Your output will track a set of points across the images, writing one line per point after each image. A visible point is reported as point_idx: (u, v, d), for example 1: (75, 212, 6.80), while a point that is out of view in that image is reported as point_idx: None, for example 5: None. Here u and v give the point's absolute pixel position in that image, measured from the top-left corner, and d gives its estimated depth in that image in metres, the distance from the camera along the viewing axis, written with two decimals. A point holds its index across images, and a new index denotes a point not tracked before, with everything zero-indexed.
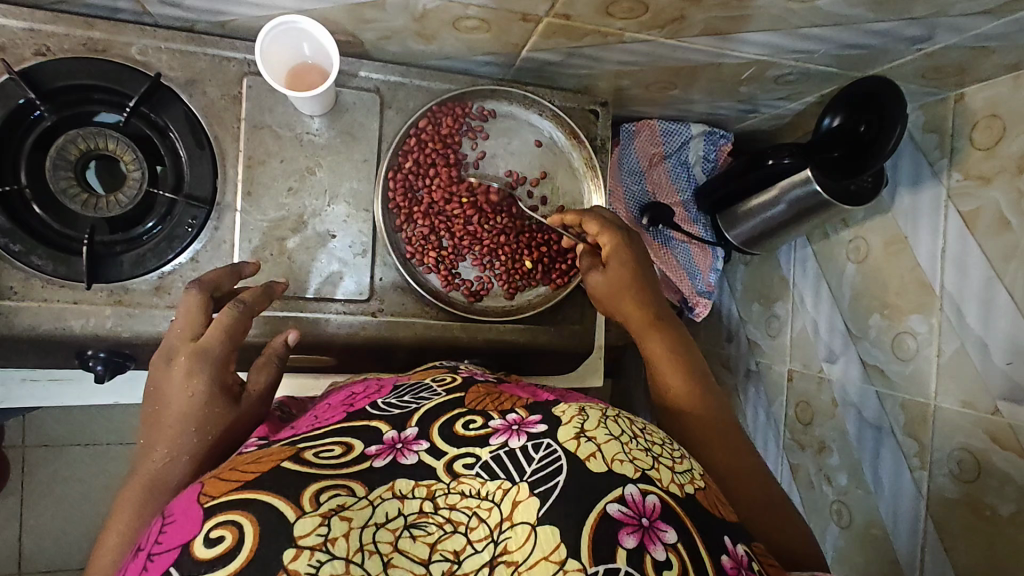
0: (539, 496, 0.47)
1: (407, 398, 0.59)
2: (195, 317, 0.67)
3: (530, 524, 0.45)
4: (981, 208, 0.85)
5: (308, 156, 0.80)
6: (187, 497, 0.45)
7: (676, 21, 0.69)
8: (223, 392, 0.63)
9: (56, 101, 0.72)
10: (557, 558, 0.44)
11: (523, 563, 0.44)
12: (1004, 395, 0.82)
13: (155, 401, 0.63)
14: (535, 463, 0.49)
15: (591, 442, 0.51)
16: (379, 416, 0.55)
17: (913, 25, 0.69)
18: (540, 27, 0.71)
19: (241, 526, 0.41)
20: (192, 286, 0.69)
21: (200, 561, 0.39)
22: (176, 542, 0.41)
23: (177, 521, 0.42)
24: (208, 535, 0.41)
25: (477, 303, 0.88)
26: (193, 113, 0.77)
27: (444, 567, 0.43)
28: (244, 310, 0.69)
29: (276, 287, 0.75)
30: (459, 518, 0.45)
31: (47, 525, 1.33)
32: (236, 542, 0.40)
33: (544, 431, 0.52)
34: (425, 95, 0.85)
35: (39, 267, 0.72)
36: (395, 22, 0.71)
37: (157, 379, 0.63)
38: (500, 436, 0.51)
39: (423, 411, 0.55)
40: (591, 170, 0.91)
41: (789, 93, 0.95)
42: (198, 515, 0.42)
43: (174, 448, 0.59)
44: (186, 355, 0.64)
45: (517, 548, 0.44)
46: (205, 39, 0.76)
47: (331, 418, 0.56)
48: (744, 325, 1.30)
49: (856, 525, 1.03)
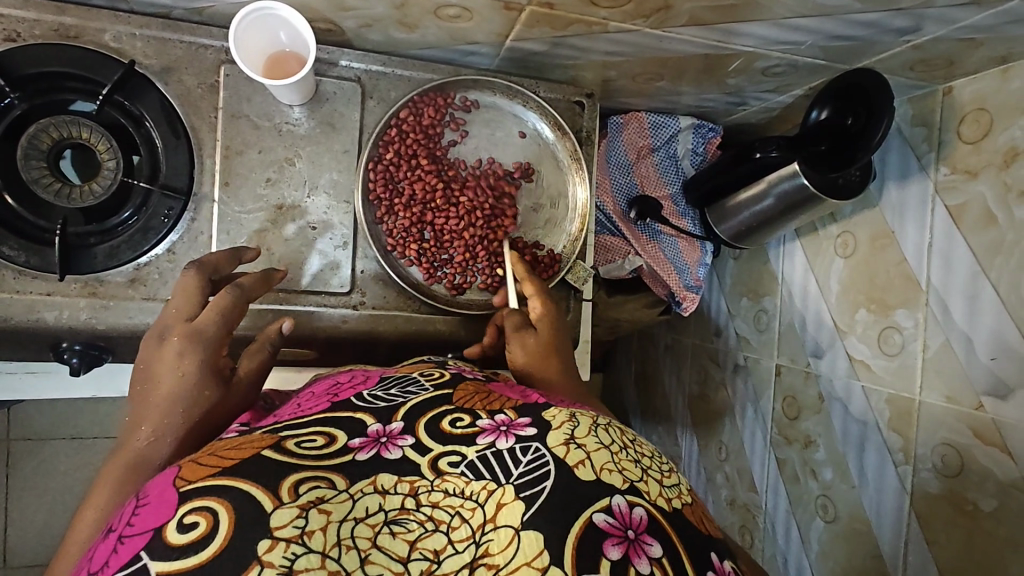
0: (524, 500, 0.46)
1: (394, 391, 0.58)
2: (193, 297, 0.67)
3: (514, 528, 0.45)
4: (968, 203, 0.85)
5: (287, 146, 0.79)
6: (164, 481, 0.45)
7: (660, 11, 0.68)
8: (214, 374, 0.63)
9: (26, 89, 0.70)
10: (539, 565, 0.43)
11: (504, 566, 0.43)
12: (988, 391, 0.82)
13: (145, 380, 0.62)
14: (523, 465, 0.49)
15: (581, 449, 0.50)
16: (365, 408, 0.54)
17: (900, 16, 0.68)
18: (523, 15, 0.70)
19: (216, 513, 0.40)
20: (191, 266, 0.69)
21: (172, 547, 0.39)
22: (149, 526, 0.40)
23: (152, 504, 0.42)
24: (181, 520, 0.40)
25: (459, 296, 0.87)
26: (168, 101, 0.75)
27: (423, 566, 0.42)
28: (240, 293, 0.69)
29: (276, 274, 0.75)
30: (441, 517, 0.45)
31: (30, 518, 1.31)
32: (210, 529, 0.40)
33: (533, 434, 0.51)
34: (408, 84, 0.84)
35: (10, 257, 0.71)
36: (375, 9, 0.70)
37: (148, 359, 0.63)
38: (488, 436, 0.51)
39: (410, 405, 0.54)
40: (576, 161, 0.90)
41: (776, 86, 0.94)
42: (174, 498, 0.42)
43: (160, 426, 0.58)
44: (180, 336, 0.63)
45: (499, 551, 0.44)
46: (180, 26, 0.74)
47: (314, 408, 0.56)
48: (733, 320, 1.29)
49: (841, 520, 1.03)
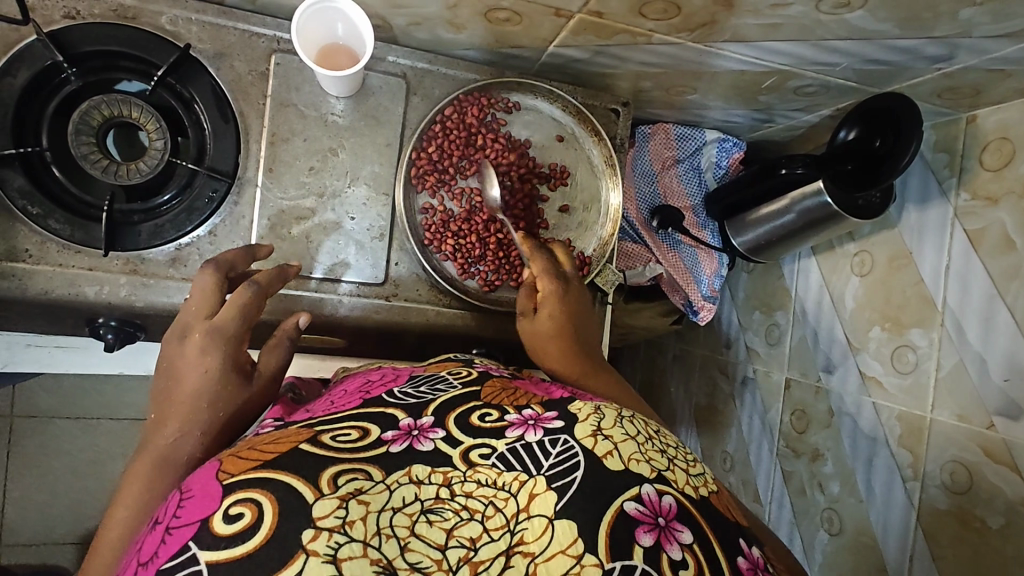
0: (556, 491, 0.48)
1: (424, 389, 0.58)
2: (210, 298, 0.67)
3: (548, 517, 0.46)
4: (988, 228, 0.88)
5: (331, 136, 0.80)
6: (207, 473, 0.46)
7: (705, 26, 0.70)
8: (236, 369, 0.63)
9: (82, 66, 0.72)
10: (574, 552, 0.45)
11: (540, 554, 0.45)
12: (999, 411, 0.84)
13: (169, 377, 0.62)
14: (553, 457, 0.50)
15: (608, 440, 0.52)
16: (396, 404, 0.55)
17: (936, 44, 0.71)
18: (572, 23, 0.72)
19: (259, 504, 0.41)
20: (207, 266, 0.69)
21: (221, 537, 0.40)
22: (195, 517, 0.41)
23: (195, 496, 0.43)
24: (226, 511, 0.41)
25: (491, 293, 0.88)
26: (219, 86, 0.76)
27: (461, 553, 0.43)
28: (257, 292, 0.68)
29: (291, 270, 0.74)
30: (475, 507, 0.46)
31: (32, 497, 1.31)
32: (255, 520, 0.41)
33: (560, 427, 0.53)
34: (451, 83, 0.86)
35: (56, 230, 0.71)
36: (429, 8, 0.71)
37: (172, 356, 0.63)
38: (517, 429, 0.52)
39: (440, 401, 0.55)
40: (610, 168, 0.92)
41: (805, 105, 0.96)
42: (217, 491, 0.43)
43: (185, 423, 0.58)
44: (201, 332, 0.63)
45: (534, 539, 0.45)
46: (235, 13, 0.76)
47: (348, 403, 0.56)
48: (744, 333, 1.31)
49: (846, 533, 1.05)
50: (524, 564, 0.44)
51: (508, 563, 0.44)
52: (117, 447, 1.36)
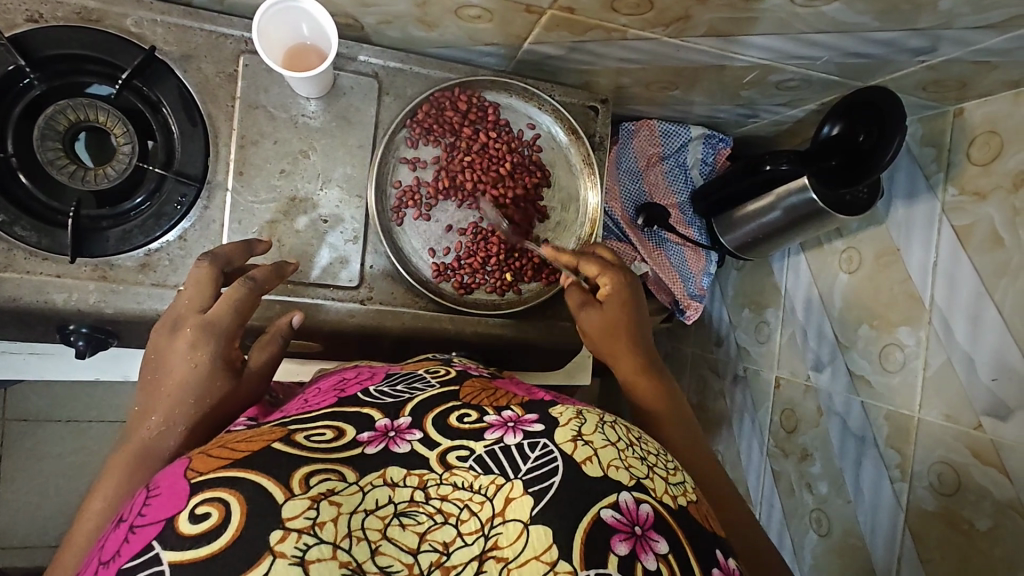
0: (534, 496, 0.46)
1: (401, 387, 0.57)
2: (204, 291, 0.65)
3: (523, 523, 0.45)
4: (975, 223, 0.86)
5: (302, 138, 0.79)
6: (175, 471, 0.44)
7: (680, 20, 0.68)
8: (225, 367, 0.62)
9: (47, 70, 0.71)
10: (548, 559, 0.43)
11: (513, 559, 0.43)
12: (988, 411, 0.82)
13: (155, 370, 0.61)
14: (531, 461, 0.48)
15: (588, 445, 0.50)
16: (372, 403, 0.53)
17: (918, 36, 0.69)
18: (544, 19, 0.70)
19: (228, 504, 0.40)
20: (203, 259, 0.67)
21: (185, 538, 0.38)
22: (161, 516, 0.40)
23: (162, 495, 0.42)
24: (192, 511, 0.40)
25: (467, 296, 0.87)
26: (186, 89, 0.75)
27: (433, 558, 0.42)
28: (253, 288, 0.67)
29: (288, 267, 0.73)
30: (450, 510, 0.45)
31: (20, 501, 1.31)
32: (222, 520, 0.39)
33: (540, 431, 0.51)
34: (425, 82, 0.85)
35: (23, 238, 0.71)
36: (396, 6, 0.70)
37: (160, 348, 0.62)
38: (496, 432, 0.51)
39: (417, 400, 0.54)
40: (589, 167, 0.91)
41: (789, 100, 0.94)
42: (185, 490, 0.41)
43: (169, 417, 0.58)
44: (192, 327, 0.62)
45: (508, 544, 0.44)
46: (202, 14, 0.75)
47: (321, 402, 0.55)
48: (734, 330, 1.30)
49: (835, 534, 1.03)
50: (497, 570, 0.43)
51: (480, 568, 0.42)
52: (104, 450, 1.35)
